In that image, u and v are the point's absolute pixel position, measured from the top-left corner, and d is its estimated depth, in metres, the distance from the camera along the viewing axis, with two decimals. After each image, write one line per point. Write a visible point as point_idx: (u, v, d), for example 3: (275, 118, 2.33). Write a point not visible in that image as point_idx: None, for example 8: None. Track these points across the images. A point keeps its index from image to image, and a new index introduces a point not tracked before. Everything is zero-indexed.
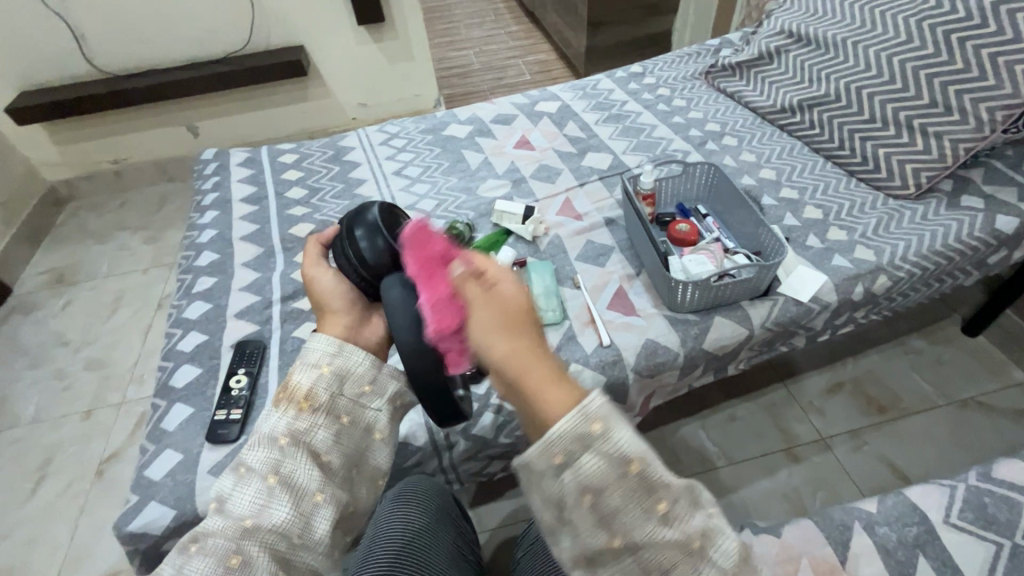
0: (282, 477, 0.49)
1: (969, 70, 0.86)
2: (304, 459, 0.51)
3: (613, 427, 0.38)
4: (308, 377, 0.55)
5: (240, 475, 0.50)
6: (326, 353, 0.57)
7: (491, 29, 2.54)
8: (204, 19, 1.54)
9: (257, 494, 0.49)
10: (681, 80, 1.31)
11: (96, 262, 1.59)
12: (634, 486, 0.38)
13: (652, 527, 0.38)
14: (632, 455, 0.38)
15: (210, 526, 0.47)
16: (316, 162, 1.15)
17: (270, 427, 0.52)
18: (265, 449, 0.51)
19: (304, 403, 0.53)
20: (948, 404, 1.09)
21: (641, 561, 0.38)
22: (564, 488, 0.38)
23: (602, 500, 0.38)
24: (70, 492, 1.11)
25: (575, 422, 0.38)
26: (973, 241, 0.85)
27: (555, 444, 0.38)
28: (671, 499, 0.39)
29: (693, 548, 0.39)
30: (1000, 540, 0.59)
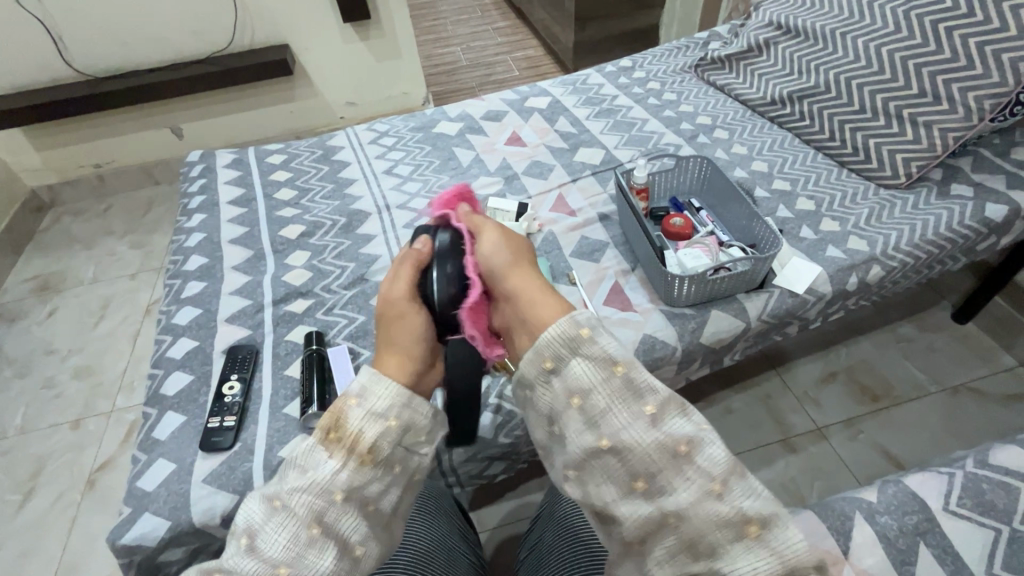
0: (326, 526, 0.44)
1: (957, 60, 0.86)
2: (350, 512, 0.46)
3: (599, 336, 0.48)
4: (373, 427, 0.47)
5: (276, 510, 0.45)
6: (396, 402, 0.49)
7: (479, 24, 2.52)
8: (187, 21, 1.52)
9: (292, 541, 0.43)
10: (671, 73, 1.31)
11: (81, 269, 1.56)
12: (618, 386, 0.46)
13: (638, 427, 0.44)
14: (614, 359, 0.47)
15: (239, 567, 0.42)
16: (305, 162, 1.13)
17: (323, 473, 0.45)
18: (312, 495, 0.44)
19: (365, 457, 0.46)
20: (941, 391, 1.11)
21: (628, 465, 0.44)
22: (555, 395, 0.48)
23: (587, 404, 0.46)
24: (61, 503, 1.09)
25: (567, 328, 0.48)
26: (964, 229, 0.85)
27: (545, 350, 0.49)
28: (657, 403, 0.45)
29: (679, 451, 0.43)
30: (998, 525, 0.59)
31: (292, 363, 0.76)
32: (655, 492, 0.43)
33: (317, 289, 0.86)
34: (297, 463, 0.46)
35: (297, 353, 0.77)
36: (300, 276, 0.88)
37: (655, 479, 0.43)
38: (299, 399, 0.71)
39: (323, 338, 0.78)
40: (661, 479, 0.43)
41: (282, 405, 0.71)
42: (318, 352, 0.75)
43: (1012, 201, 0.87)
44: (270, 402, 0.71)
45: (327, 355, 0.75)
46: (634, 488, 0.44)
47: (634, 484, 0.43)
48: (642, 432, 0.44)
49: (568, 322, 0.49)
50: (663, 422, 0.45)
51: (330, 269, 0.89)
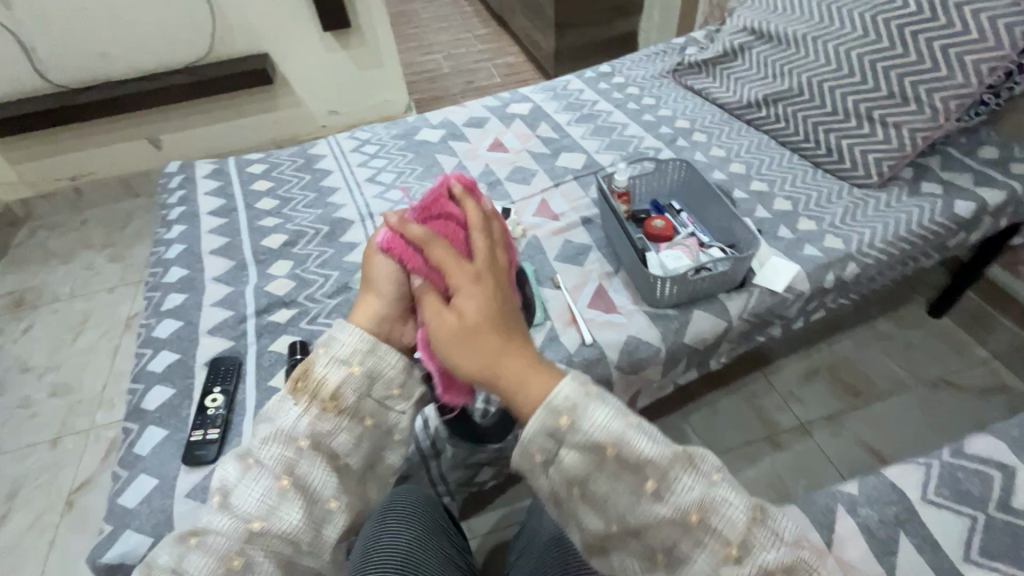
0: (295, 479, 0.50)
1: (923, 62, 0.89)
2: (320, 465, 0.51)
3: (581, 418, 0.41)
4: (336, 374, 0.52)
5: (248, 467, 0.50)
6: (359, 350, 0.53)
7: (459, 32, 2.53)
8: (164, 32, 1.50)
9: (266, 494, 0.49)
10: (650, 78, 1.33)
11: (57, 284, 1.53)
12: (617, 467, 0.42)
13: (645, 506, 0.41)
14: (605, 439, 0.41)
15: (215, 523, 0.47)
16: (286, 171, 1.12)
17: (288, 424, 0.51)
18: (280, 447, 0.50)
19: (329, 403, 0.52)
20: (919, 384, 1.13)
21: (645, 542, 0.43)
22: (554, 483, 0.43)
23: (590, 491, 0.42)
24: (39, 525, 1.06)
25: (544, 419, 0.41)
26: (934, 226, 0.88)
27: (531, 445, 0.42)
28: (660, 475, 0.41)
29: (690, 521, 0.42)
30: (975, 513, 0.60)
31: (275, 374, 0.75)
32: (675, 563, 0.43)
33: (300, 298, 0.86)
34: (265, 418, 0.53)
35: (281, 363, 0.77)
36: (283, 285, 0.88)
37: (674, 552, 0.42)
38: None
39: (308, 347, 0.78)
40: (680, 550, 0.42)
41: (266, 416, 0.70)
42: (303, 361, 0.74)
43: (980, 197, 0.89)
44: (254, 413, 0.70)
45: None
46: (654, 562, 0.43)
47: (655, 558, 0.43)
48: (649, 511, 0.41)
49: (546, 412, 0.41)
50: (669, 493, 0.42)
51: (314, 279, 0.89)
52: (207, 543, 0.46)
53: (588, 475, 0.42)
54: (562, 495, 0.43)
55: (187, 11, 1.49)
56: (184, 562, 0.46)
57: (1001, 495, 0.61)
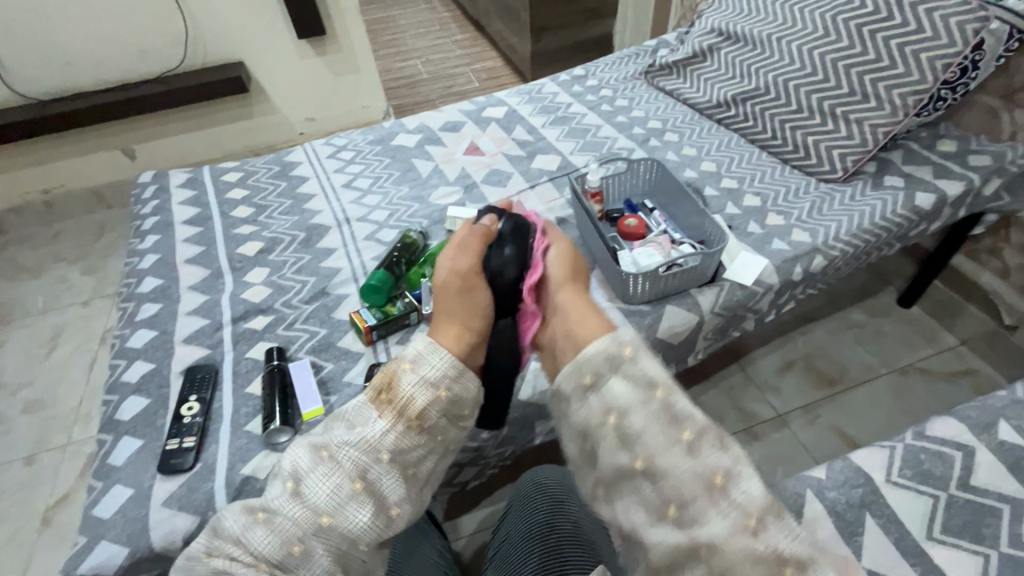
0: (367, 483, 0.51)
1: (881, 60, 0.92)
2: (390, 472, 0.52)
3: (641, 357, 0.52)
4: (424, 395, 0.54)
5: (324, 461, 0.51)
6: (446, 376, 0.55)
7: (436, 38, 2.54)
8: (137, 39, 1.49)
9: (337, 493, 0.50)
10: (623, 80, 1.35)
11: (30, 298, 1.50)
12: (658, 410, 0.49)
13: (673, 450, 0.47)
14: (657, 382, 0.51)
15: (287, 509, 0.49)
16: (262, 179, 1.12)
17: (370, 433, 0.52)
18: (360, 451, 0.51)
19: (413, 421, 0.53)
20: (890, 372, 1.17)
21: (660, 490, 0.47)
22: (592, 409, 0.52)
23: (624, 425, 0.49)
24: (14, 543, 1.04)
25: (609, 343, 0.53)
26: (897, 218, 0.91)
27: (587, 366, 0.53)
28: (695, 431, 0.48)
29: (714, 484, 0.46)
30: (937, 492, 0.63)
31: (253, 381, 0.75)
32: (686, 518, 0.46)
33: (277, 305, 0.86)
34: (348, 418, 0.55)
35: (258, 369, 0.77)
36: (259, 292, 0.88)
37: (687, 506, 0.46)
38: (261, 416, 0.70)
39: (285, 353, 0.78)
40: (694, 505, 0.45)
41: (243, 423, 0.70)
42: (279, 367, 0.74)
43: (939, 189, 0.92)
44: (232, 420, 0.70)
45: (288, 369, 0.75)
46: (665, 514, 0.47)
47: (667, 509, 0.47)
48: (680, 460, 0.47)
49: (612, 341, 0.53)
50: (700, 450, 0.47)
51: (290, 285, 0.89)
52: (275, 526, 0.48)
53: (628, 409, 0.50)
54: (595, 421, 0.51)
55: (159, 20, 1.48)
56: (246, 535, 0.49)
57: (961, 474, 0.63)
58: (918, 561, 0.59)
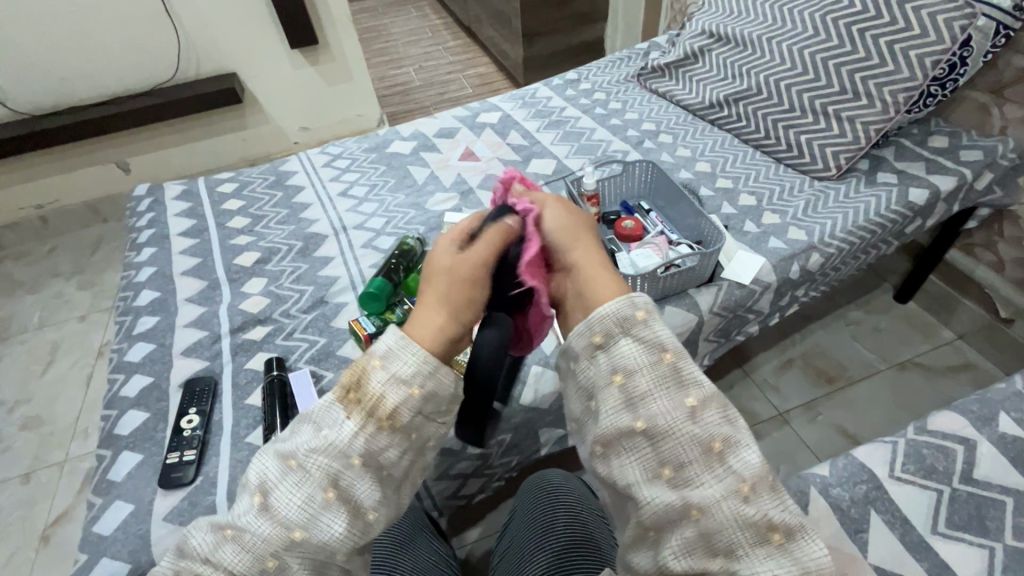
0: (341, 491, 0.45)
1: (871, 58, 0.93)
2: (364, 475, 0.46)
3: (652, 321, 0.49)
4: (396, 394, 0.46)
5: (291, 469, 0.45)
6: (421, 371, 0.47)
7: (429, 45, 2.55)
8: (128, 53, 1.49)
9: (308, 503, 0.44)
10: (615, 83, 1.36)
11: (26, 314, 1.49)
12: (662, 373, 0.47)
13: (675, 415, 0.45)
14: (666, 345, 0.48)
15: (257, 524, 0.44)
16: (257, 189, 1.12)
17: (339, 438, 0.45)
18: (327, 458, 0.45)
19: (384, 421, 0.46)
20: (889, 368, 1.17)
21: (658, 450, 0.45)
22: (600, 370, 0.49)
23: (628, 384, 0.47)
24: (12, 563, 1.03)
25: (623, 305, 0.49)
26: (891, 214, 0.91)
27: (600, 325, 0.49)
28: (699, 398, 0.46)
29: (712, 448, 0.44)
30: (940, 486, 0.63)
31: (252, 392, 0.75)
32: (680, 480, 0.44)
33: (275, 315, 0.85)
34: (314, 419, 0.48)
35: (258, 381, 0.76)
36: (257, 303, 0.87)
37: (683, 469, 0.44)
38: (261, 428, 0.70)
39: (284, 363, 0.77)
40: (689, 467, 0.44)
41: (244, 434, 0.70)
42: (280, 378, 0.74)
43: (932, 184, 0.93)
44: (233, 432, 0.70)
45: (288, 379, 0.74)
46: (659, 474, 0.45)
47: (661, 470, 0.45)
48: (681, 422, 0.45)
49: (627, 301, 0.50)
50: (701, 416, 0.45)
51: (288, 295, 0.88)
52: (244, 544, 0.44)
53: (634, 369, 0.47)
54: (602, 383, 0.48)
55: (150, 32, 1.48)
56: (217, 554, 0.44)
57: (963, 467, 0.64)
58: (924, 557, 0.59)
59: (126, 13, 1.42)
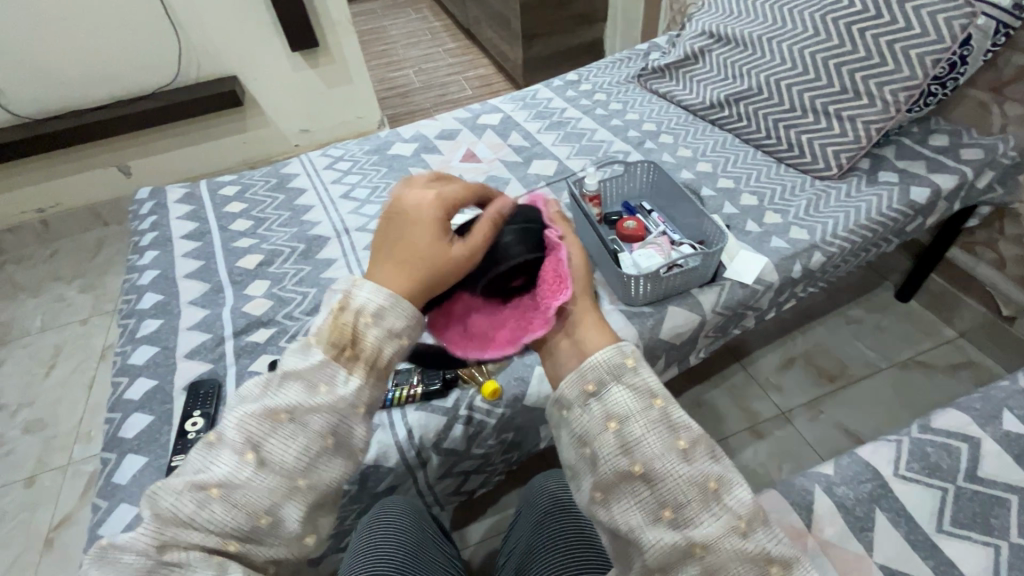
0: (337, 437, 0.46)
1: (872, 57, 0.93)
2: (359, 422, 0.48)
3: (642, 367, 0.46)
4: (391, 347, 0.48)
5: (280, 422, 0.45)
6: (411, 325, 0.49)
7: (428, 47, 2.55)
8: (129, 56, 1.49)
9: (304, 452, 0.44)
10: (616, 84, 1.36)
11: (28, 318, 1.49)
12: (656, 417, 0.43)
13: (672, 458, 0.42)
14: (657, 391, 0.45)
15: (251, 479, 0.43)
16: (259, 192, 1.12)
17: (336, 387, 0.47)
18: (326, 408, 0.46)
19: (378, 369, 0.48)
20: (891, 366, 1.17)
21: (656, 492, 0.42)
22: (591, 417, 0.44)
23: (624, 429, 0.43)
24: (17, 566, 1.03)
25: (613, 353, 0.46)
26: (893, 213, 0.91)
27: (589, 372, 0.46)
28: (690, 437, 0.44)
29: (709, 488, 0.42)
30: (945, 485, 0.63)
31: None
32: (681, 521, 0.41)
33: (279, 317, 0.86)
34: (295, 371, 0.47)
35: None
36: (260, 305, 0.88)
37: (682, 509, 0.41)
38: None
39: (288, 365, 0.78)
40: (688, 509, 0.41)
41: None
42: None
43: (933, 183, 0.93)
44: None
45: None
46: (659, 517, 0.41)
47: (661, 513, 0.41)
48: (676, 463, 0.42)
49: (616, 349, 0.47)
50: (694, 457, 0.43)
51: (291, 296, 0.89)
52: (235, 501, 0.42)
53: (627, 414, 0.44)
54: (595, 429, 0.44)
55: (153, 36, 1.48)
56: (202, 517, 0.41)
57: (968, 465, 0.64)
58: (929, 555, 0.59)
59: (128, 17, 1.43)
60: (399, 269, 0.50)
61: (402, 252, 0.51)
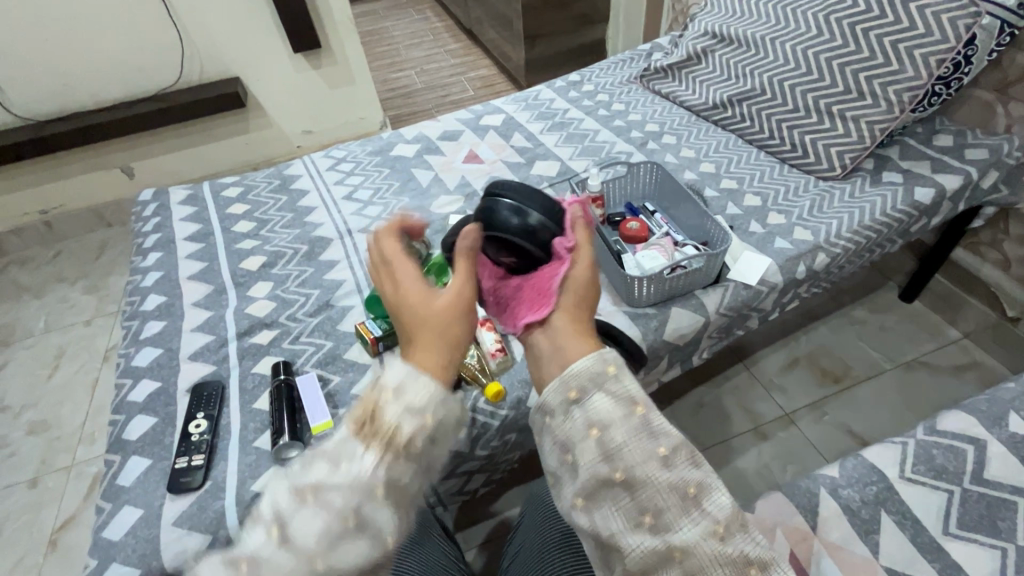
0: (363, 517, 0.38)
1: (875, 57, 0.92)
2: (388, 502, 0.39)
3: (625, 375, 0.45)
4: (410, 421, 0.41)
5: (304, 501, 0.38)
6: (431, 398, 0.42)
7: (430, 48, 2.55)
8: (132, 58, 1.50)
9: (326, 536, 0.37)
10: (618, 84, 1.36)
11: (32, 319, 1.50)
12: (637, 424, 0.42)
13: (653, 465, 0.41)
14: (637, 398, 0.44)
15: (273, 563, 0.37)
16: (262, 193, 1.12)
17: (355, 468, 0.39)
18: (348, 490, 0.38)
19: (397, 445, 0.40)
20: (895, 367, 1.16)
21: (638, 500, 0.40)
22: (574, 425, 0.43)
23: (605, 437, 0.42)
24: (21, 567, 1.03)
25: (594, 362, 0.45)
26: (897, 214, 0.91)
27: (571, 380, 0.45)
28: (673, 444, 0.42)
29: (689, 494, 0.41)
30: (951, 487, 0.63)
31: (260, 396, 0.75)
32: (662, 528, 0.40)
33: (282, 319, 0.85)
34: (322, 445, 0.41)
35: (265, 385, 0.76)
36: (263, 306, 0.88)
37: (663, 516, 0.40)
38: (269, 431, 0.70)
39: (291, 366, 0.77)
40: (669, 516, 0.40)
41: (252, 439, 0.70)
42: (287, 382, 0.74)
43: (938, 183, 0.93)
44: (241, 436, 0.70)
45: (295, 383, 0.74)
46: (641, 523, 0.40)
47: (642, 518, 0.40)
48: (656, 469, 0.41)
49: (597, 357, 0.46)
50: (676, 463, 0.41)
51: (294, 298, 0.89)
52: None
53: (611, 420, 0.42)
54: (577, 436, 0.43)
55: (156, 38, 1.48)
56: None
57: (974, 467, 0.63)
58: (935, 558, 0.58)
59: (132, 19, 1.43)
60: (424, 345, 0.46)
61: (415, 331, 0.47)
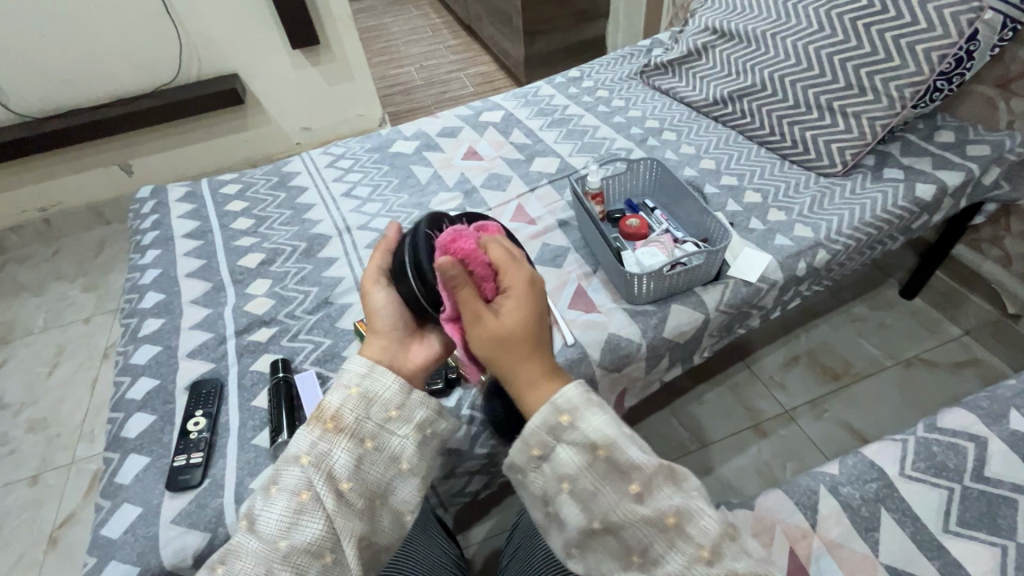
0: (313, 494, 0.47)
1: (877, 53, 0.92)
2: (333, 485, 0.47)
3: (583, 417, 0.44)
4: (337, 397, 0.50)
5: (269, 494, 0.48)
6: (356, 373, 0.52)
7: (430, 44, 2.54)
8: (129, 54, 1.49)
9: (284, 516, 0.46)
10: (619, 81, 1.35)
11: (31, 317, 1.49)
12: (605, 468, 0.43)
13: (626, 503, 0.43)
14: (599, 440, 0.43)
15: (242, 547, 0.46)
16: (260, 190, 1.12)
17: (296, 446, 0.49)
18: (293, 469, 0.48)
19: (330, 424, 0.49)
20: (895, 364, 1.16)
21: (622, 540, 0.44)
22: (546, 479, 0.45)
23: (577, 487, 0.44)
24: (22, 565, 1.03)
25: (545, 414, 0.44)
26: (898, 210, 0.90)
27: (531, 438, 0.44)
28: (643, 480, 0.43)
29: (668, 525, 0.43)
30: (951, 485, 0.62)
31: (259, 394, 0.74)
32: (649, 563, 0.43)
33: (280, 316, 0.85)
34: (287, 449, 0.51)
35: (263, 382, 0.76)
36: (262, 304, 0.87)
37: (647, 552, 0.43)
38: (268, 429, 0.70)
39: (290, 364, 0.77)
40: (653, 551, 0.43)
41: (251, 436, 0.70)
42: (285, 380, 0.74)
43: (939, 180, 0.92)
44: (240, 434, 0.70)
45: (294, 380, 0.74)
46: (629, 561, 0.44)
47: (629, 559, 0.44)
48: (629, 507, 0.43)
49: (549, 407, 0.44)
50: (649, 496, 0.43)
51: (293, 296, 0.88)
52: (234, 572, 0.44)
53: (581, 467, 0.43)
54: (552, 490, 0.45)
55: (154, 34, 1.48)
56: None
57: (974, 465, 0.63)
58: (935, 555, 0.58)
59: (129, 16, 1.43)
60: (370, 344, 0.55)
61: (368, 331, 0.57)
